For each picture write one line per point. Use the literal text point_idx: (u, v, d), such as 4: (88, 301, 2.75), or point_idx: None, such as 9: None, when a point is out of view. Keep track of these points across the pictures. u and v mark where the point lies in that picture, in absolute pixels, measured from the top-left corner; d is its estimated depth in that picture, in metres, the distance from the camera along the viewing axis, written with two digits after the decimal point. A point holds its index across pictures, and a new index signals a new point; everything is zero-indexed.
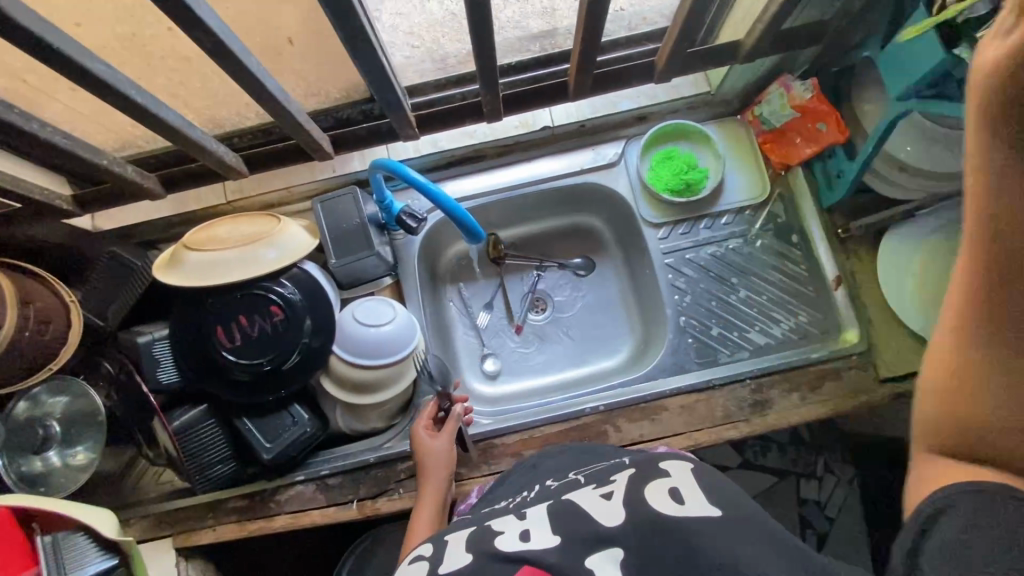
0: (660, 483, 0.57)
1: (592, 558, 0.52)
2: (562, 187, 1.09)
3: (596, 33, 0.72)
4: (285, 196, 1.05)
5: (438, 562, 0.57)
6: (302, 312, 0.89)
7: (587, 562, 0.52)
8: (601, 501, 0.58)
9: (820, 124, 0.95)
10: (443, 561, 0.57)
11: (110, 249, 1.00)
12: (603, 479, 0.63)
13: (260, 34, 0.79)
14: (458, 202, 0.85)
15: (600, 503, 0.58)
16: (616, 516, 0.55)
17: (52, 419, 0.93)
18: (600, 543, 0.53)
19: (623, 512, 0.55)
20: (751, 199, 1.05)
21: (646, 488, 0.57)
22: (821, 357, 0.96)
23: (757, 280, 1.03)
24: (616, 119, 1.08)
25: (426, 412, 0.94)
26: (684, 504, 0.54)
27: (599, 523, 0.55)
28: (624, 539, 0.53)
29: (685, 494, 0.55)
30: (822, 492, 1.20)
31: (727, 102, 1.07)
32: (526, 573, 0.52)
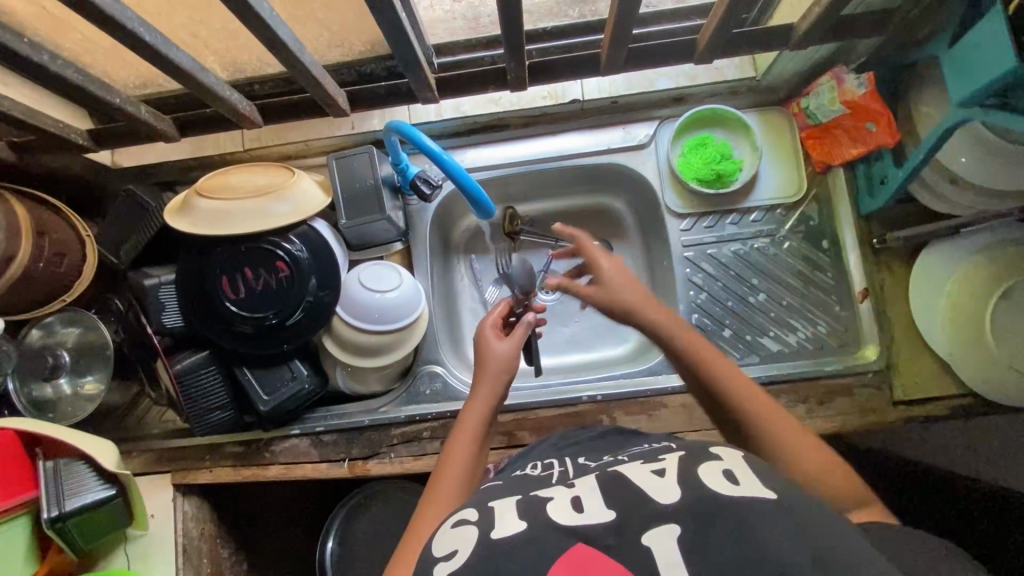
0: (714, 467, 0.53)
1: (650, 536, 0.48)
2: (585, 166, 1.05)
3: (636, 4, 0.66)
4: (302, 149, 1.03)
5: (486, 527, 0.53)
6: (308, 271, 0.88)
7: (643, 541, 0.47)
8: (653, 477, 0.54)
9: (870, 124, 0.89)
10: (493, 527, 0.53)
11: (127, 187, 1.01)
12: (651, 458, 0.60)
13: None
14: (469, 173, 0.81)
15: (653, 479, 0.54)
16: (671, 495, 0.50)
17: (63, 349, 0.96)
18: (656, 521, 0.48)
19: (679, 491, 0.50)
20: (784, 198, 0.99)
21: (700, 471, 0.53)
22: (834, 371, 0.93)
23: (778, 284, 0.99)
24: (651, 98, 1.01)
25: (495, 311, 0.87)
26: (741, 486, 0.50)
27: (653, 501, 0.50)
28: (679, 518, 0.48)
29: (742, 475, 0.52)
30: None
31: (772, 91, 1.00)
32: (582, 548, 0.48)
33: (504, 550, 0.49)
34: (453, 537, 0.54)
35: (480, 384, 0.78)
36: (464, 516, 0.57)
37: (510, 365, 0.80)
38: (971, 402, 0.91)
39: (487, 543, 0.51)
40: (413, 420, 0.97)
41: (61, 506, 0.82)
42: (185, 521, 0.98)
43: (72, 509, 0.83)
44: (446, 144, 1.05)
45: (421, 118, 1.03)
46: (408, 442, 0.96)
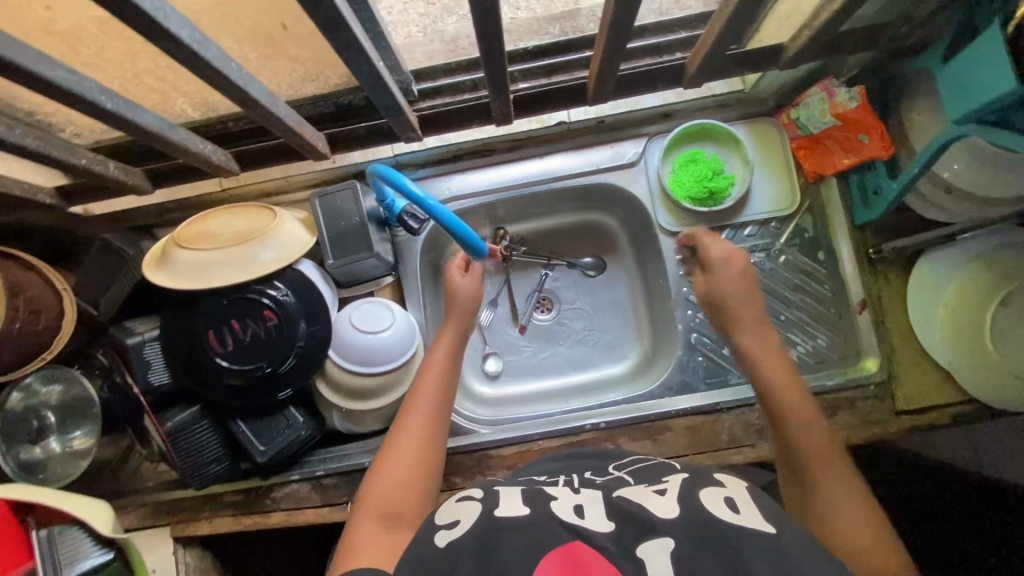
0: (715, 492, 0.57)
1: (643, 547, 0.50)
2: (575, 187, 1.03)
3: (621, 36, 0.64)
4: (283, 184, 1.00)
5: (491, 506, 0.58)
6: (296, 317, 0.85)
7: (638, 551, 0.50)
8: (655, 495, 0.57)
9: (862, 136, 0.87)
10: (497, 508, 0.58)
11: (102, 235, 0.97)
12: (653, 479, 0.63)
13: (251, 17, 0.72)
14: (455, 213, 0.80)
15: (654, 497, 0.57)
16: (670, 510, 0.54)
17: (47, 409, 0.93)
18: (652, 532, 0.51)
19: (678, 509, 0.54)
20: (778, 211, 0.98)
21: (700, 493, 0.57)
22: (835, 385, 0.92)
23: (775, 298, 0.97)
24: (640, 115, 0.99)
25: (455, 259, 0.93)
26: (741, 514, 0.53)
27: (652, 515, 0.53)
28: (675, 532, 0.50)
29: (742, 506, 0.54)
30: None
31: (761, 101, 0.98)
32: (579, 545, 0.51)
33: (500, 532, 0.53)
34: (457, 510, 0.60)
35: (449, 321, 0.86)
36: (471, 495, 0.64)
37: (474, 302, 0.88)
38: (974, 408, 0.90)
39: (478, 542, 0.53)
40: None
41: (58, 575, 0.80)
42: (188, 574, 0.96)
43: None
44: (431, 171, 1.02)
45: (403, 146, 0.99)
46: None
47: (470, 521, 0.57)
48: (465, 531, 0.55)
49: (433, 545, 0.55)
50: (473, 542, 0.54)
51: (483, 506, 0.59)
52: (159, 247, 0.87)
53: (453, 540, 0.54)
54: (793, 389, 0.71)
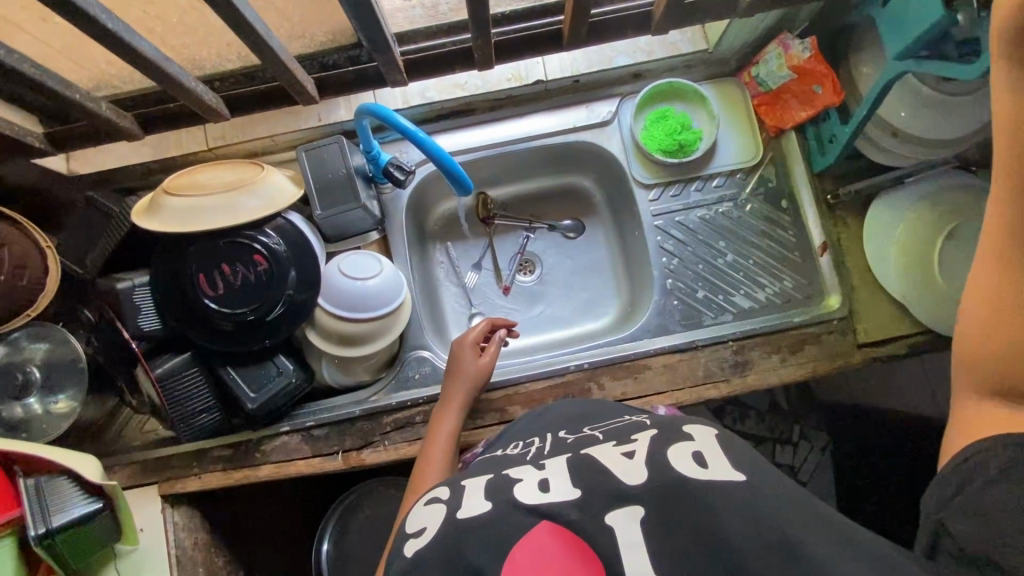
0: (684, 448, 0.59)
1: (613, 517, 0.53)
2: (553, 145, 1.08)
3: None
4: (269, 145, 1.02)
5: (455, 507, 0.59)
6: (286, 264, 0.87)
7: (606, 519, 0.53)
8: (624, 459, 0.59)
9: (816, 87, 0.94)
10: (461, 507, 0.58)
11: (88, 193, 0.98)
12: (624, 438, 0.64)
13: None
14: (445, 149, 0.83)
15: (623, 461, 0.58)
16: (639, 476, 0.56)
17: (32, 365, 0.92)
18: (623, 502, 0.54)
19: (646, 473, 0.56)
20: (743, 162, 1.04)
21: (670, 452, 0.58)
22: (801, 321, 0.98)
23: (744, 244, 1.03)
24: (612, 75, 1.04)
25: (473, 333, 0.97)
26: (708, 470, 0.55)
27: (621, 483, 0.55)
28: (647, 501, 0.53)
29: (710, 459, 0.57)
30: (796, 457, 1.23)
31: (723, 62, 1.06)
32: (543, 527, 0.53)
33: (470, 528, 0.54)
34: (423, 517, 0.61)
35: (450, 395, 0.92)
36: (437, 495, 0.64)
37: (481, 379, 0.93)
38: (929, 338, 0.97)
39: (455, 525, 0.56)
40: (404, 405, 0.97)
41: (47, 522, 0.79)
42: (176, 530, 0.96)
43: (59, 525, 0.80)
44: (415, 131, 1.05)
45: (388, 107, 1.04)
46: (400, 428, 0.96)
47: (435, 526, 0.58)
48: (428, 539, 0.56)
49: (405, 556, 0.56)
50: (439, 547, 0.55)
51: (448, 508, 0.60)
52: (146, 198, 0.88)
53: (419, 548, 0.56)
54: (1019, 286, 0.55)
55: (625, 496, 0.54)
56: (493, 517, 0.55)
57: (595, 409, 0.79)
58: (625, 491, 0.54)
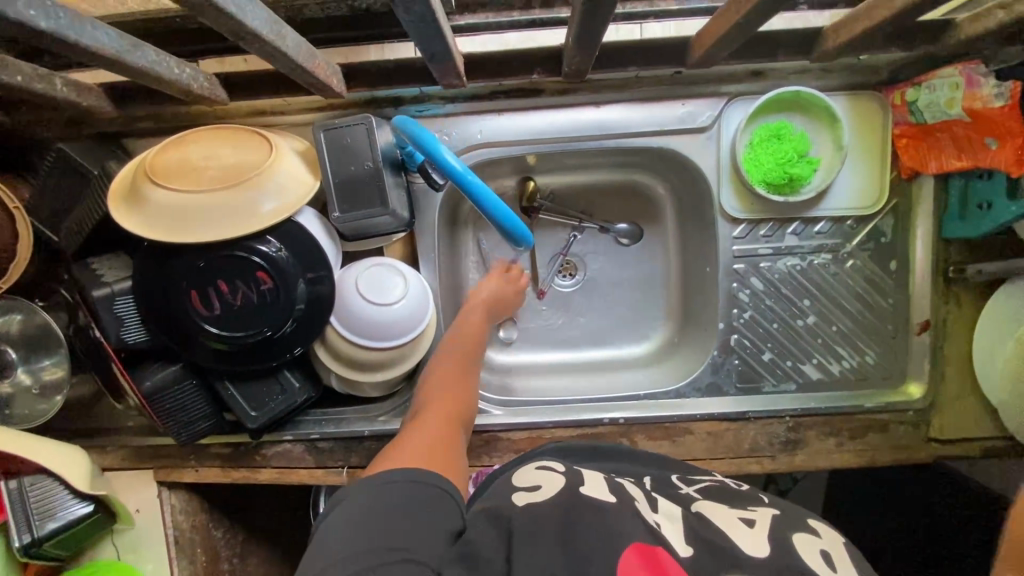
0: (809, 540, 0.50)
1: None
2: (629, 148, 0.87)
3: None
4: (279, 105, 0.82)
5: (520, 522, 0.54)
6: (294, 281, 0.73)
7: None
8: (743, 527, 0.52)
9: (989, 140, 0.72)
10: (584, 485, 0.56)
11: (56, 145, 0.80)
12: (737, 504, 0.57)
13: None
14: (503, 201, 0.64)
15: (742, 529, 0.51)
16: (761, 548, 0.48)
17: (6, 344, 0.82)
18: (735, 567, 0.46)
19: (769, 549, 0.48)
20: (859, 208, 0.84)
21: (794, 538, 0.50)
22: (873, 407, 0.87)
23: (831, 307, 0.87)
24: (724, 70, 0.81)
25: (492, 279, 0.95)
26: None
27: (739, 547, 0.49)
28: (761, 573, 0.46)
29: (840, 564, 0.48)
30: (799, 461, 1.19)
31: (870, 72, 0.81)
32: (662, 550, 0.48)
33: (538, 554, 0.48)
34: (537, 478, 0.59)
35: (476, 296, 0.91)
36: (551, 468, 0.62)
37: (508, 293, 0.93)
38: (1008, 445, 0.86)
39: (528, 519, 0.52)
40: None
41: (33, 530, 0.75)
42: (174, 514, 0.93)
43: (46, 535, 0.75)
44: (461, 108, 0.84)
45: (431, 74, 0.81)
46: None
47: (550, 487, 0.56)
48: (550, 497, 0.54)
49: (513, 503, 0.54)
50: (553, 519, 0.51)
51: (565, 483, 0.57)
52: (125, 178, 0.71)
53: (535, 500, 0.53)
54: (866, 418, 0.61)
55: (739, 563, 0.47)
56: (607, 507, 0.52)
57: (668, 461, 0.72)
58: (739, 556, 0.47)
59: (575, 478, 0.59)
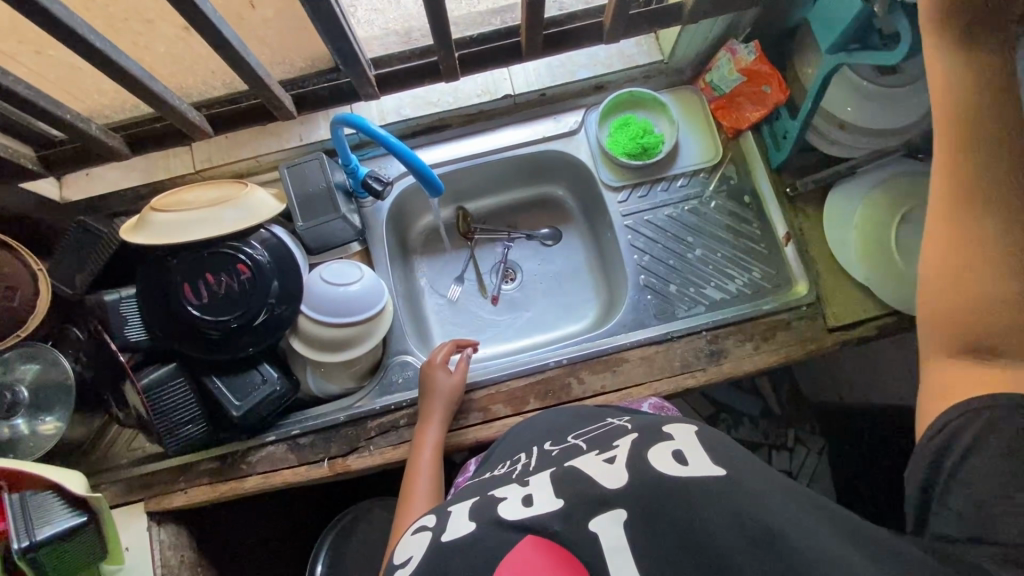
0: (663, 449, 0.60)
1: (595, 522, 0.54)
2: (525, 155, 1.14)
3: None
4: (253, 165, 1.07)
5: (440, 529, 0.60)
6: (270, 273, 0.91)
7: (590, 527, 0.54)
8: (605, 464, 0.60)
9: (765, 87, 1.01)
10: (444, 531, 0.60)
11: (78, 218, 1.02)
12: (606, 446, 0.66)
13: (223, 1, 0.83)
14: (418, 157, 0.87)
15: (604, 466, 0.60)
16: (619, 479, 0.57)
17: (21, 385, 0.93)
18: (604, 506, 0.55)
19: (626, 476, 0.57)
20: (705, 162, 1.10)
21: (649, 453, 0.60)
22: (771, 308, 1.01)
23: (712, 239, 1.07)
24: (576, 86, 1.10)
25: (443, 351, 0.99)
26: (687, 467, 0.56)
27: (602, 486, 0.57)
28: (626, 503, 0.55)
29: (690, 457, 0.58)
30: (794, 462, 1.28)
31: (680, 71, 1.12)
32: (528, 540, 0.54)
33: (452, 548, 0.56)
34: (411, 545, 0.62)
35: (431, 411, 0.94)
36: (425, 523, 0.66)
37: (455, 394, 0.96)
38: (894, 319, 1.00)
39: (442, 544, 0.57)
40: (388, 409, 0.98)
41: (31, 534, 0.79)
42: (162, 549, 0.96)
43: (43, 538, 0.79)
44: None
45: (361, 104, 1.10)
46: (385, 432, 0.97)
47: (421, 553, 0.59)
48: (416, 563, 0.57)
49: None
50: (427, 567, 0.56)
51: (434, 531, 0.62)
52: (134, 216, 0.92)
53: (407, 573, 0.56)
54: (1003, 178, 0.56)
55: (604, 500, 0.55)
56: (473, 536, 0.56)
57: (578, 418, 0.82)
58: (605, 493, 0.56)
59: (442, 522, 0.62)
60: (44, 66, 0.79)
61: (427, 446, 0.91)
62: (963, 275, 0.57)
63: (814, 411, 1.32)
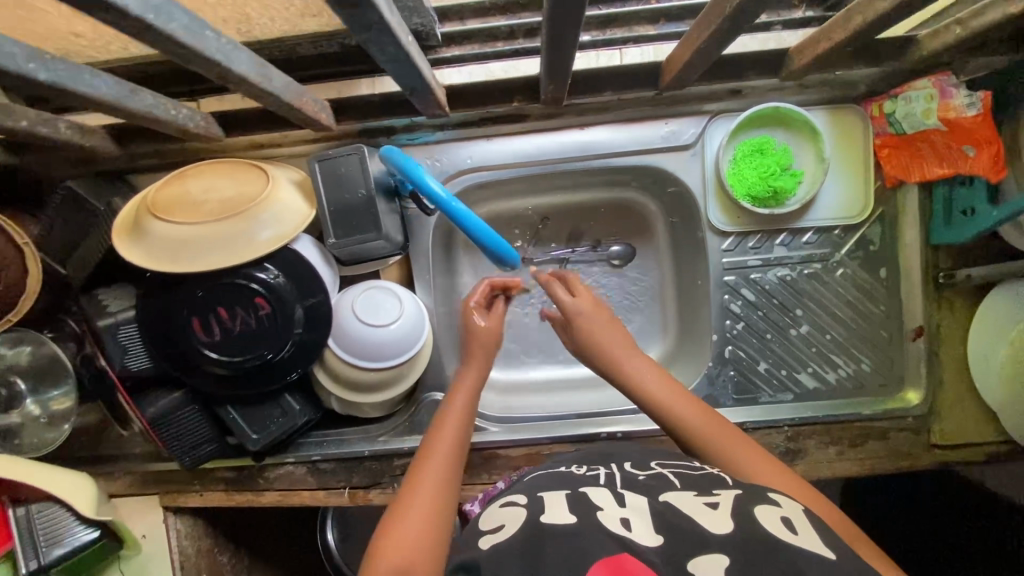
0: (770, 509, 0.51)
1: (694, 560, 0.45)
2: (615, 166, 0.89)
3: None
4: (276, 138, 0.85)
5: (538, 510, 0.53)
6: (292, 304, 0.75)
7: (688, 566, 0.44)
8: (706, 507, 0.51)
9: (968, 148, 0.74)
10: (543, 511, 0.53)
11: (65, 183, 0.83)
12: (702, 487, 0.56)
13: None
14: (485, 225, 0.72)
15: (705, 509, 0.51)
16: (724, 526, 0.48)
17: (17, 373, 0.84)
18: (703, 548, 0.45)
19: (733, 524, 0.48)
20: (845, 218, 0.86)
21: (756, 511, 0.50)
22: (871, 415, 0.86)
23: (824, 314, 0.88)
24: (703, 89, 0.83)
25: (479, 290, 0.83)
26: (801, 537, 0.47)
27: (704, 530, 0.48)
28: (729, 550, 0.45)
29: (800, 527, 0.49)
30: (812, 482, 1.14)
31: (848, 86, 0.83)
32: (627, 557, 0.45)
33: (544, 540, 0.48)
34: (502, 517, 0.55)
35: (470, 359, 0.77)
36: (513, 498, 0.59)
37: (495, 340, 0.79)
38: (1011, 449, 0.85)
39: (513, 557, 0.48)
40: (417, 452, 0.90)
41: (40, 557, 0.76)
42: (180, 540, 0.94)
43: (55, 559, 0.77)
44: (451, 135, 0.87)
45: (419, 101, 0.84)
46: None
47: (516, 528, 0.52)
48: (506, 538, 0.51)
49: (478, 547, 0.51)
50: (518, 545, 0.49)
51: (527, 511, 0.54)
52: (128, 212, 0.74)
53: (497, 544, 0.50)
54: (682, 395, 0.68)
55: (707, 543, 0.46)
56: (571, 529, 0.49)
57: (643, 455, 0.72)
58: (704, 536, 0.47)
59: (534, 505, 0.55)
60: None
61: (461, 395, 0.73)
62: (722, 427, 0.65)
63: None
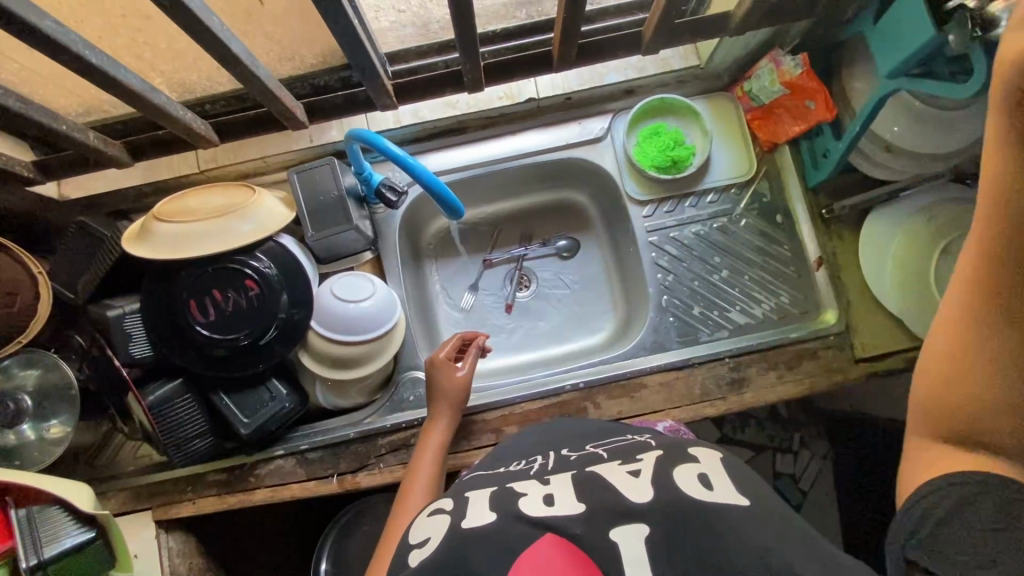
0: (689, 469, 0.59)
1: (617, 532, 0.52)
2: (546, 163, 1.08)
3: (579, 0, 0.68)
4: (260, 165, 1.02)
5: (460, 515, 0.58)
6: (278, 288, 0.87)
7: (611, 534, 0.52)
8: (630, 478, 0.58)
9: (808, 102, 0.95)
10: (465, 518, 0.57)
11: (77, 218, 0.97)
12: (628, 457, 0.64)
13: (220, 6, 0.75)
14: (436, 176, 0.86)
15: (629, 480, 0.58)
16: (644, 495, 0.55)
17: (24, 393, 0.90)
18: (627, 518, 0.53)
19: (652, 492, 0.55)
20: (737, 177, 1.04)
21: (673, 473, 0.58)
22: (798, 337, 0.97)
23: (739, 259, 1.03)
24: (603, 91, 1.05)
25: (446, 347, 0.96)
26: (715, 493, 0.55)
27: (627, 500, 0.55)
28: (652, 520, 0.53)
29: (715, 482, 0.57)
30: (798, 465, 1.24)
31: (716, 77, 1.05)
32: (546, 540, 0.52)
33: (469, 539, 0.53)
34: (428, 528, 0.59)
35: (437, 412, 0.91)
36: (440, 505, 0.63)
37: (459, 393, 0.92)
38: None
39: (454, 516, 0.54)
40: (400, 427, 0.97)
41: (39, 553, 0.78)
42: (171, 557, 0.95)
43: (52, 556, 0.79)
44: (407, 150, 1.06)
45: (379, 124, 1.03)
46: (395, 450, 0.96)
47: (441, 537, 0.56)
48: (436, 549, 0.55)
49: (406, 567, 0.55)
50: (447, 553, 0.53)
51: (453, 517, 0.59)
52: (137, 224, 0.88)
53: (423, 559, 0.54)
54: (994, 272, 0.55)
55: (630, 513, 0.54)
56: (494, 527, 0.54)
57: (593, 425, 0.77)
58: (631, 508, 0.54)
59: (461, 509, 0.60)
60: (34, 63, 0.73)
61: (429, 450, 0.88)
62: (964, 330, 0.59)
63: (823, 412, 1.26)
